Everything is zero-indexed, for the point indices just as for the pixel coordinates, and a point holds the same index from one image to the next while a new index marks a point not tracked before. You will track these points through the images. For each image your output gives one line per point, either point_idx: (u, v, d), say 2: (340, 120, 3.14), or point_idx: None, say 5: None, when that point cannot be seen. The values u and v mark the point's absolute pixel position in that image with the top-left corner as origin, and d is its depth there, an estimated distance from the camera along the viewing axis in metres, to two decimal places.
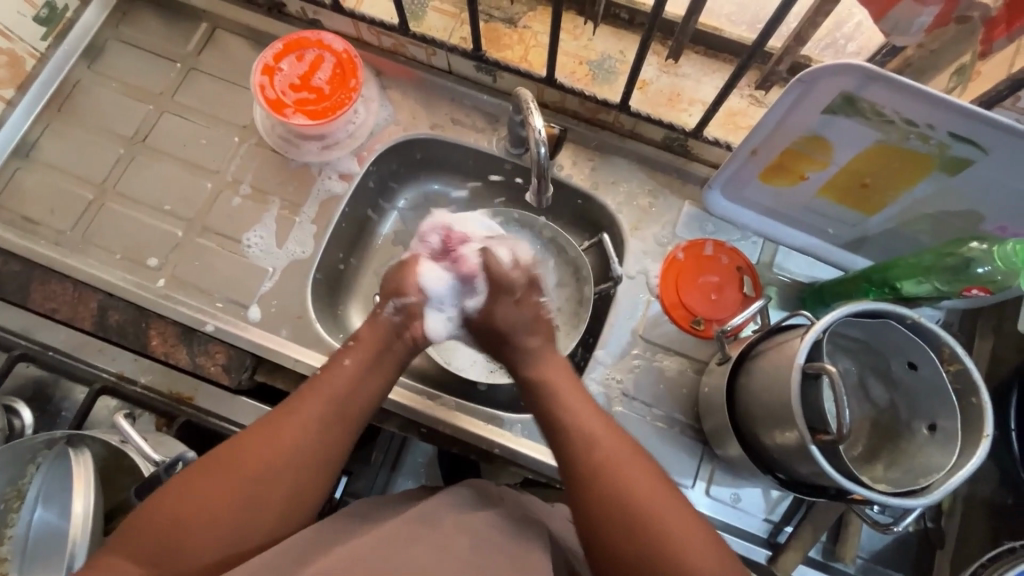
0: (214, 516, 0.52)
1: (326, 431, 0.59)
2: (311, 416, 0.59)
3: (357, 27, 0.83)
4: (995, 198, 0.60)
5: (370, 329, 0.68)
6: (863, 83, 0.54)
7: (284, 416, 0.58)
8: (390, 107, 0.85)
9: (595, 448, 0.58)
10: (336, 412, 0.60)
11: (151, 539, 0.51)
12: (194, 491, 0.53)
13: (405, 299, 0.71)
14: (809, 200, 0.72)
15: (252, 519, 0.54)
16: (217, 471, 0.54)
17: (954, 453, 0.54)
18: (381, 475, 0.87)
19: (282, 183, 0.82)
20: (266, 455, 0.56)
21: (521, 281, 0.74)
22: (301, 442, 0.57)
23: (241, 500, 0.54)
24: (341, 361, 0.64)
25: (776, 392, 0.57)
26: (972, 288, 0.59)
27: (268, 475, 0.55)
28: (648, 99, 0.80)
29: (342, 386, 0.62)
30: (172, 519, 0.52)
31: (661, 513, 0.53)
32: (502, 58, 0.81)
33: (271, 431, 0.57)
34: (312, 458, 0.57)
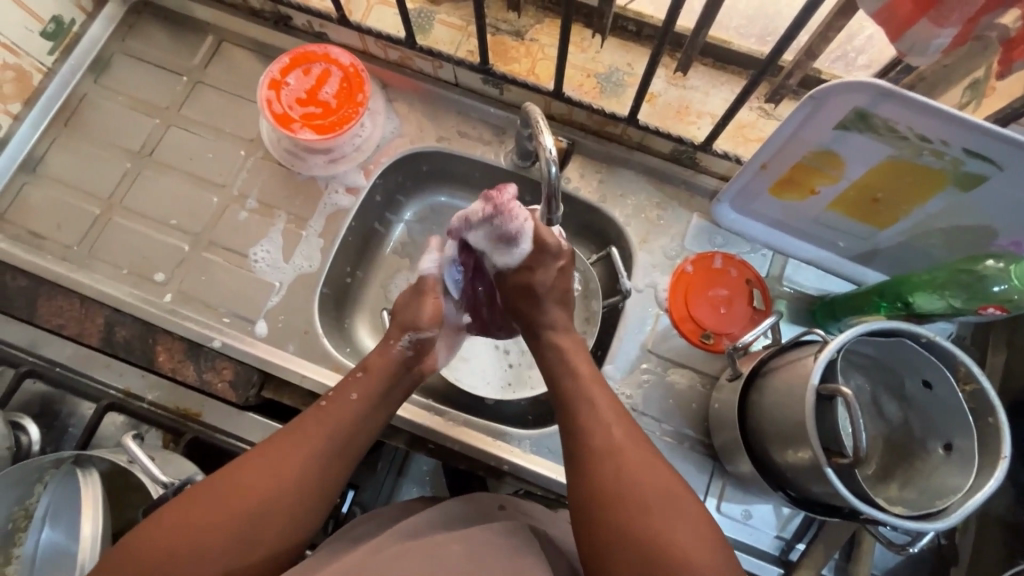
0: (212, 542, 0.52)
1: (329, 464, 0.59)
2: (316, 449, 0.59)
3: (364, 40, 0.83)
4: (1010, 214, 0.59)
5: (380, 361, 0.68)
6: (876, 100, 0.54)
7: (289, 445, 0.58)
8: (397, 120, 0.85)
9: (621, 472, 0.56)
10: (340, 442, 0.60)
11: (145, 554, 0.51)
12: (195, 514, 0.53)
13: (421, 333, 0.71)
14: (819, 214, 0.71)
15: (249, 547, 0.53)
16: (218, 496, 0.54)
17: (971, 475, 0.53)
18: (387, 482, 0.87)
19: (288, 196, 0.82)
20: (269, 486, 0.55)
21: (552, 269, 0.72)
22: (303, 470, 0.57)
23: (240, 526, 0.53)
24: (349, 395, 0.64)
25: (789, 410, 0.56)
26: (988, 306, 0.59)
27: (270, 502, 0.55)
28: (657, 111, 0.79)
29: (347, 417, 0.62)
30: (169, 542, 0.51)
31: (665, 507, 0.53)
32: (509, 71, 0.81)
33: (275, 459, 0.57)
34: (312, 490, 0.57)
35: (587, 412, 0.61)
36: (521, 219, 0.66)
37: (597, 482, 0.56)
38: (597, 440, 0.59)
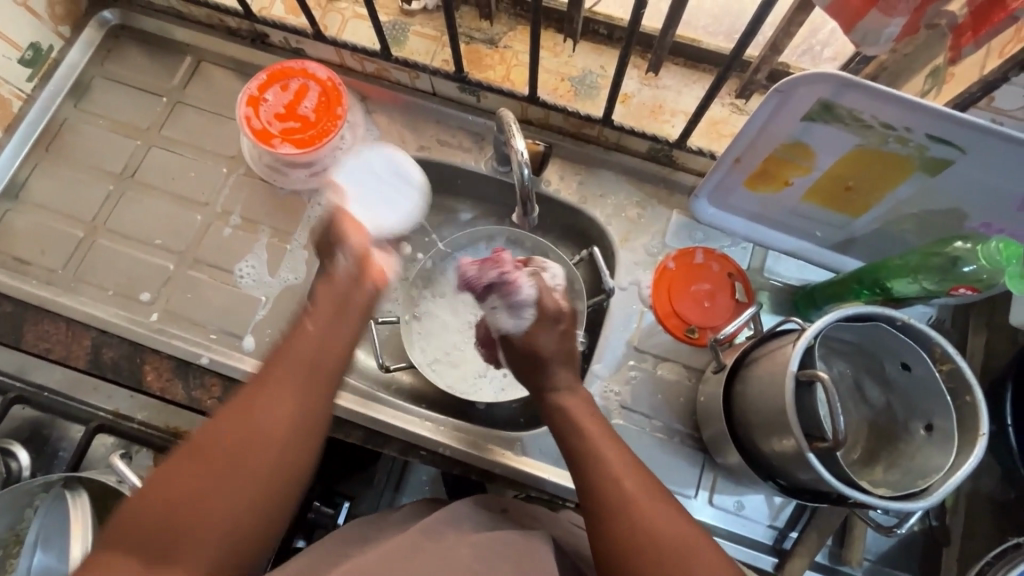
0: (198, 526, 0.44)
1: (309, 395, 0.52)
2: (288, 382, 0.52)
3: (340, 54, 0.84)
4: (978, 194, 0.61)
5: (329, 287, 0.62)
6: (839, 90, 0.55)
7: (249, 405, 0.50)
8: (377, 131, 0.86)
9: (631, 511, 0.52)
10: (312, 384, 0.53)
11: (132, 535, 0.43)
12: (178, 481, 0.45)
13: (349, 244, 0.66)
14: (796, 205, 0.73)
15: (250, 508, 0.46)
16: (200, 454, 0.47)
17: (951, 454, 0.54)
18: (385, 496, 0.89)
19: (271, 211, 0.83)
20: (250, 428, 0.48)
21: (568, 311, 0.68)
22: (275, 431, 0.49)
23: (234, 488, 0.46)
24: (305, 324, 0.58)
25: (770, 397, 0.57)
26: (960, 287, 0.60)
27: (244, 480, 0.46)
28: (631, 112, 0.80)
29: (312, 353, 0.55)
30: (145, 539, 0.43)
31: (638, 496, 0.53)
32: (484, 78, 0.82)
33: (247, 408, 0.50)
34: (300, 426, 0.51)
35: (612, 502, 0.53)
36: (525, 284, 0.66)
37: (620, 553, 0.50)
38: (606, 477, 0.55)
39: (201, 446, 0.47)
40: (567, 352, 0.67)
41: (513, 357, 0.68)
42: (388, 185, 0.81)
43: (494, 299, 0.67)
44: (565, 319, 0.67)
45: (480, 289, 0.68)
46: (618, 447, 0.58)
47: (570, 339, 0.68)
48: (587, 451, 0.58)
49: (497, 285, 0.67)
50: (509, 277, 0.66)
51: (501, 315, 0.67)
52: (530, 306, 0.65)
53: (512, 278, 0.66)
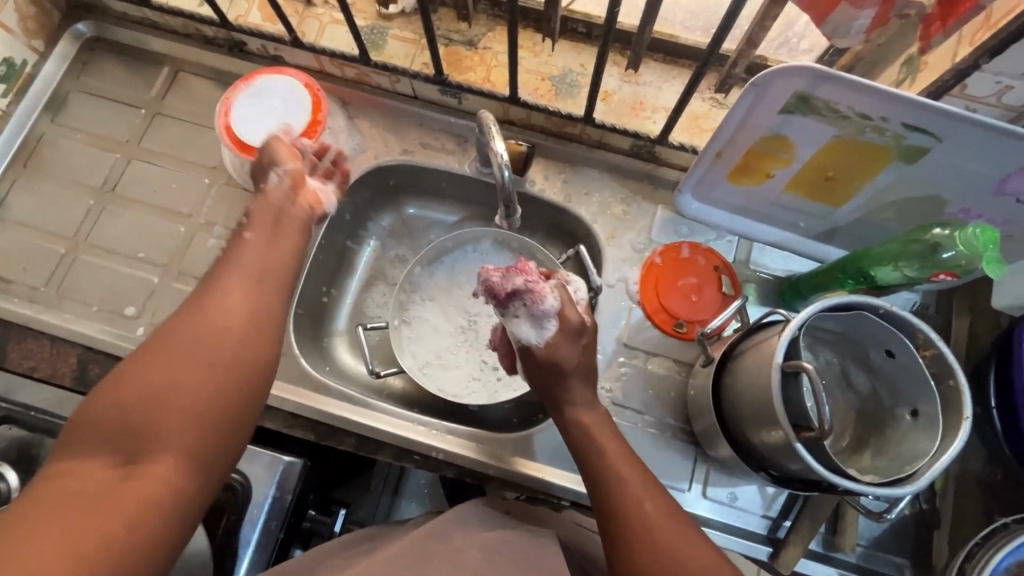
0: (167, 408, 0.43)
1: (257, 295, 0.53)
2: (232, 285, 0.52)
3: (319, 60, 0.84)
4: (956, 180, 0.61)
5: (265, 205, 0.63)
6: (814, 82, 0.55)
7: (198, 309, 0.49)
8: (359, 137, 0.85)
9: (647, 531, 0.52)
10: (259, 286, 0.54)
11: (98, 429, 0.42)
12: (135, 376, 0.44)
13: (285, 166, 0.67)
14: (778, 196, 0.73)
15: (218, 393, 0.45)
16: (152, 352, 0.46)
17: (936, 438, 0.54)
18: (383, 502, 0.92)
19: None
20: (202, 324, 0.48)
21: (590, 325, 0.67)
22: (227, 321, 0.49)
23: (197, 374, 0.45)
24: (246, 236, 0.59)
25: (758, 388, 0.57)
26: (940, 273, 0.60)
27: (207, 372, 0.45)
28: (612, 109, 0.80)
29: (256, 263, 0.56)
30: (114, 428, 0.42)
31: (654, 516, 0.53)
32: (465, 80, 0.81)
33: (197, 309, 0.49)
34: (255, 320, 0.51)
35: (629, 521, 0.53)
36: (548, 296, 0.64)
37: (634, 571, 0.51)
38: (623, 494, 0.55)
39: (152, 349, 0.46)
40: (590, 365, 0.66)
41: (532, 369, 0.66)
42: (263, 102, 0.78)
43: (515, 309, 0.65)
44: (588, 333, 0.66)
45: (502, 298, 0.65)
46: (637, 466, 0.58)
47: (592, 353, 0.67)
48: (606, 469, 0.58)
49: (519, 295, 0.64)
50: (532, 288, 0.64)
51: (521, 325, 0.65)
52: (552, 317, 0.64)
53: (535, 289, 0.64)
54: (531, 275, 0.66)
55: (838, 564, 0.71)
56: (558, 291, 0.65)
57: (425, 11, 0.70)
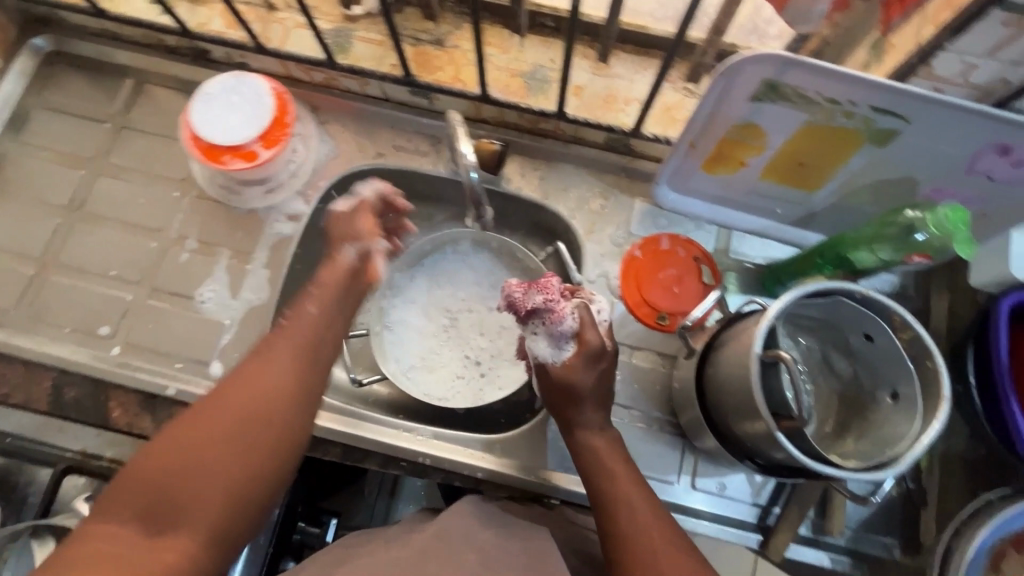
0: (197, 493, 0.48)
1: (300, 374, 0.57)
2: (284, 361, 0.57)
3: (285, 66, 0.82)
4: (927, 162, 0.61)
5: (330, 277, 0.67)
6: (782, 68, 0.55)
7: (240, 386, 0.54)
8: (330, 142, 0.85)
9: (652, 557, 0.55)
10: (306, 361, 0.59)
11: (132, 496, 0.47)
12: (170, 454, 0.49)
13: (365, 245, 0.70)
14: (754, 184, 0.73)
15: (240, 482, 0.50)
16: (191, 430, 0.50)
17: (916, 420, 0.54)
18: (380, 504, 0.88)
19: (228, 232, 0.81)
20: (244, 404, 0.53)
21: (610, 348, 0.66)
22: (267, 406, 0.53)
23: (226, 460, 0.50)
24: (308, 309, 0.63)
25: (738, 379, 0.57)
26: (914, 255, 0.60)
27: (232, 465, 0.50)
28: (584, 103, 0.79)
29: (303, 338, 0.60)
30: (149, 501, 0.47)
31: (657, 544, 0.55)
32: (434, 80, 0.80)
33: (244, 384, 0.54)
34: (288, 405, 0.55)
35: (634, 549, 0.55)
36: (569, 316, 0.64)
37: None
38: (627, 522, 0.57)
39: (192, 427, 0.50)
40: (603, 386, 0.66)
41: (549, 390, 0.67)
42: (227, 102, 0.75)
43: (538, 326, 0.65)
44: (606, 357, 0.66)
45: (524, 315, 0.65)
46: (647, 496, 0.60)
47: (607, 377, 0.67)
48: (610, 495, 0.60)
49: (542, 312, 0.64)
50: (554, 306, 0.64)
51: (539, 341, 0.65)
52: (570, 338, 0.64)
53: (557, 306, 0.64)
54: (557, 294, 0.66)
55: (828, 547, 0.71)
56: (580, 311, 0.65)
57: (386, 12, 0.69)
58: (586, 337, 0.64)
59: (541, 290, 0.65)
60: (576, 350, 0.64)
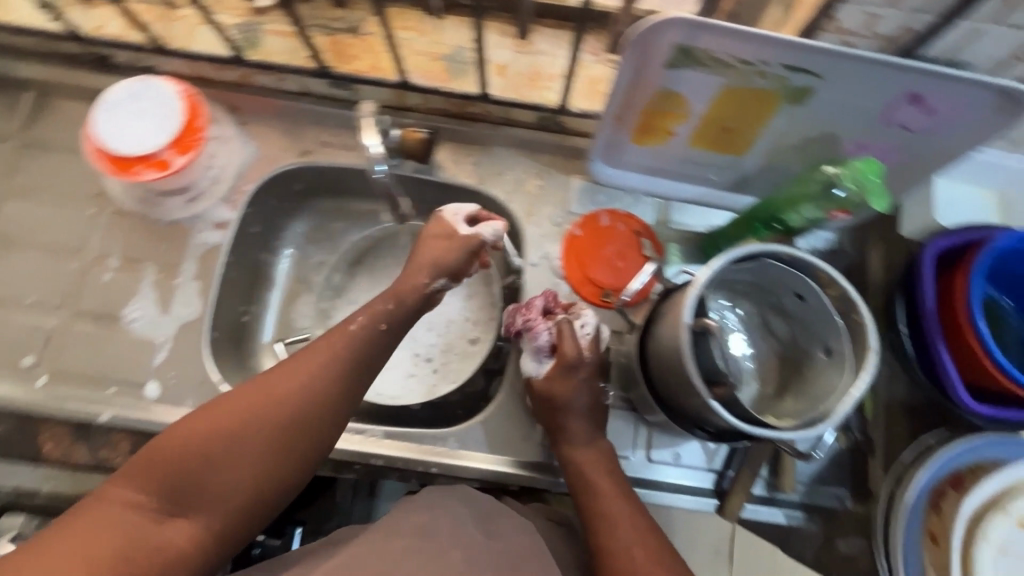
0: (220, 479, 0.51)
1: (343, 385, 0.58)
2: (330, 368, 0.58)
3: (196, 66, 0.78)
4: (844, 117, 0.62)
5: (404, 290, 0.66)
6: (691, 33, 0.54)
7: (269, 385, 0.55)
8: (253, 143, 0.81)
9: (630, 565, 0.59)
10: (352, 371, 0.59)
11: (162, 467, 0.50)
12: (205, 434, 0.52)
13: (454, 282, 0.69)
14: (684, 152, 0.72)
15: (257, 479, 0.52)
16: (230, 416, 0.53)
17: (847, 375, 0.55)
18: (359, 501, 0.88)
19: (152, 246, 0.77)
20: (281, 404, 0.54)
21: (592, 358, 0.70)
22: (298, 412, 0.54)
23: (251, 455, 0.52)
24: (376, 326, 0.62)
25: (671, 350, 0.57)
26: (836, 211, 0.61)
27: (255, 461, 0.52)
28: (510, 82, 0.78)
29: (356, 345, 0.60)
30: (177, 477, 0.50)
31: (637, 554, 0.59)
32: (352, 70, 0.78)
33: (284, 382, 0.55)
34: (320, 414, 0.56)
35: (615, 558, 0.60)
36: (544, 331, 0.70)
37: None
38: (611, 533, 0.62)
39: (231, 412, 0.53)
40: (590, 394, 0.70)
41: (537, 405, 0.71)
42: (135, 109, 0.71)
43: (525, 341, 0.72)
44: (586, 368, 0.69)
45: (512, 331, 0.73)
46: (631, 508, 0.63)
47: (592, 384, 0.70)
48: (596, 508, 0.64)
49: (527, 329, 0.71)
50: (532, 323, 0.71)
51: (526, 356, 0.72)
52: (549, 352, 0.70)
53: (534, 323, 0.70)
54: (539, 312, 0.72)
55: (783, 505, 0.72)
56: (556, 326, 0.70)
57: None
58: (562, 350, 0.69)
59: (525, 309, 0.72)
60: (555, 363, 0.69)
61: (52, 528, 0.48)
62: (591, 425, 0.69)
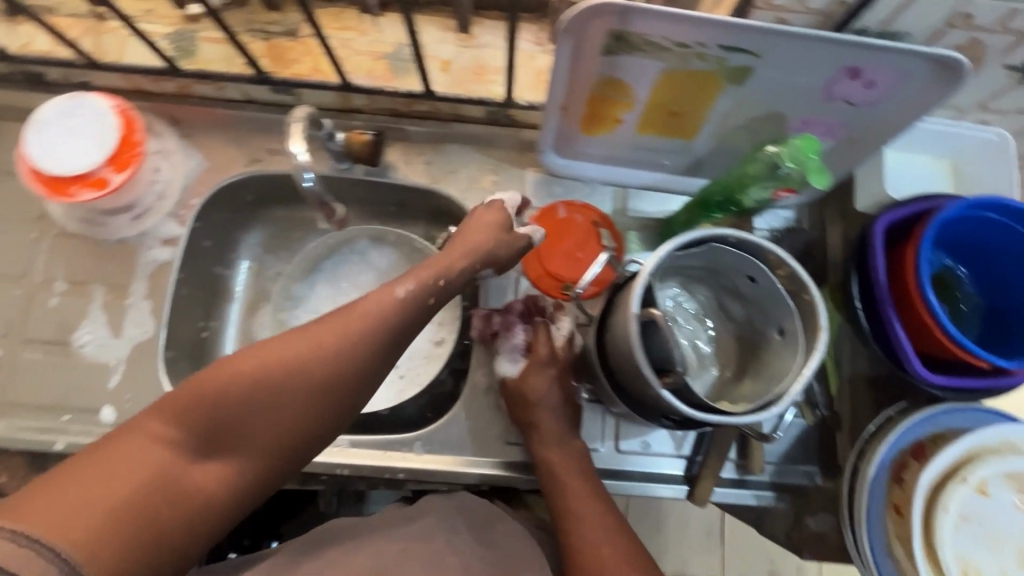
0: (252, 428, 0.49)
1: (384, 348, 0.54)
2: (372, 328, 0.53)
3: (131, 79, 0.76)
4: (786, 96, 0.61)
5: (451, 261, 0.61)
6: (623, 18, 0.53)
7: (316, 334, 0.52)
8: (197, 155, 0.78)
9: (594, 556, 0.59)
10: (397, 335, 0.55)
11: (195, 409, 0.48)
12: (239, 380, 0.49)
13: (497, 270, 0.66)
14: (635, 139, 0.71)
15: (287, 433, 0.50)
16: (267, 365, 0.50)
17: (799, 355, 0.55)
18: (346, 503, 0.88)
19: (99, 267, 0.75)
20: (318, 359, 0.51)
21: (564, 357, 0.71)
22: (332, 371, 0.51)
23: (283, 407, 0.50)
24: (426, 300, 0.57)
25: (623, 341, 0.56)
26: (781, 190, 0.60)
27: (287, 414, 0.50)
28: (454, 78, 0.77)
29: (404, 306, 0.56)
30: (210, 422, 0.48)
31: (603, 547, 0.59)
32: (292, 74, 0.76)
33: (324, 336, 0.52)
34: (357, 375, 0.52)
35: (582, 550, 0.60)
36: (520, 333, 0.72)
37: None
38: (578, 524, 0.61)
39: (267, 361, 0.50)
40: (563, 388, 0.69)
41: (510, 402, 0.71)
42: (64, 127, 0.68)
43: (502, 341, 0.73)
44: (560, 366, 0.71)
45: (490, 333, 0.74)
46: (600, 503, 0.63)
47: (567, 382, 0.71)
48: (566, 505, 0.63)
49: (507, 331, 0.73)
50: (510, 325, 0.73)
51: (500, 355, 0.72)
52: (524, 352, 0.71)
53: (513, 325, 0.73)
54: (519, 315, 0.73)
55: (753, 486, 0.72)
56: (533, 329, 0.72)
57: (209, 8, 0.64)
58: (536, 350, 0.71)
59: (506, 312, 0.74)
60: (527, 362, 0.70)
61: (75, 453, 0.45)
62: (562, 422, 0.68)
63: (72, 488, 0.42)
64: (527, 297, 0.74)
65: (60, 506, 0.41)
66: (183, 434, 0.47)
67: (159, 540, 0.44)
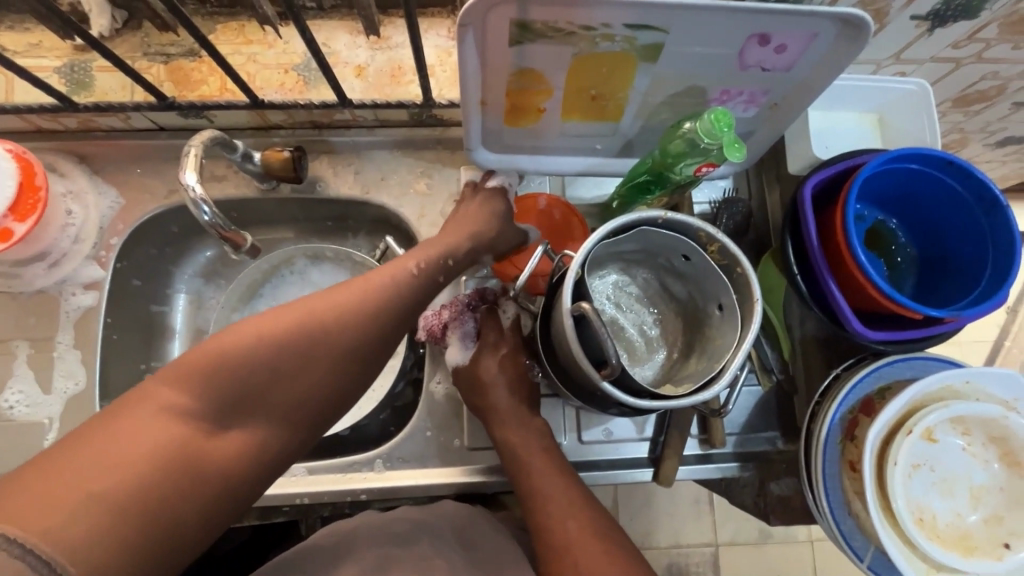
0: (259, 401, 0.47)
1: (395, 320, 0.54)
2: (381, 299, 0.53)
3: (27, 120, 0.72)
4: (702, 68, 0.60)
5: (454, 240, 0.63)
6: (521, 7, 0.51)
7: (324, 302, 0.51)
8: (111, 191, 0.75)
9: (562, 533, 0.58)
10: (405, 311, 0.55)
11: (201, 383, 0.45)
12: (247, 353, 0.47)
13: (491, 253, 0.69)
14: (562, 126, 0.70)
15: (296, 406, 0.49)
16: (273, 337, 0.48)
17: (738, 327, 0.55)
18: None
19: (21, 322, 0.72)
20: (327, 330, 0.50)
21: (513, 339, 0.70)
22: (341, 343, 0.50)
23: (293, 379, 0.48)
24: (437, 280, 0.59)
25: (561, 336, 0.56)
26: (703, 166, 0.60)
27: (296, 386, 0.48)
28: (371, 83, 0.74)
29: (407, 282, 0.55)
30: (217, 396, 0.46)
31: (573, 522, 0.58)
32: (199, 97, 0.72)
33: (329, 308, 0.51)
34: (367, 346, 0.52)
35: (552, 528, 0.59)
36: (470, 321, 0.71)
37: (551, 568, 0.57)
38: (544, 503, 0.60)
39: (275, 333, 0.48)
40: (515, 375, 0.68)
41: (463, 393, 0.70)
42: None
43: (452, 330, 0.71)
44: (509, 345, 0.69)
45: (439, 324, 0.71)
46: (564, 480, 0.62)
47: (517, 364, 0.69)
48: (530, 486, 0.62)
49: (455, 321, 0.71)
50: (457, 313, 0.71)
51: (449, 345, 0.71)
52: (473, 338, 0.70)
53: (460, 314, 0.71)
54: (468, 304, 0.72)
55: (718, 458, 0.73)
56: (482, 316, 0.71)
57: (88, 38, 0.60)
58: (485, 334, 0.69)
59: (454, 303, 0.72)
60: (476, 349, 0.69)
61: (73, 434, 0.41)
62: (517, 405, 0.66)
63: (74, 475, 0.39)
64: (476, 288, 0.73)
65: (64, 494, 0.38)
66: (191, 408, 0.45)
67: (171, 516, 0.41)
